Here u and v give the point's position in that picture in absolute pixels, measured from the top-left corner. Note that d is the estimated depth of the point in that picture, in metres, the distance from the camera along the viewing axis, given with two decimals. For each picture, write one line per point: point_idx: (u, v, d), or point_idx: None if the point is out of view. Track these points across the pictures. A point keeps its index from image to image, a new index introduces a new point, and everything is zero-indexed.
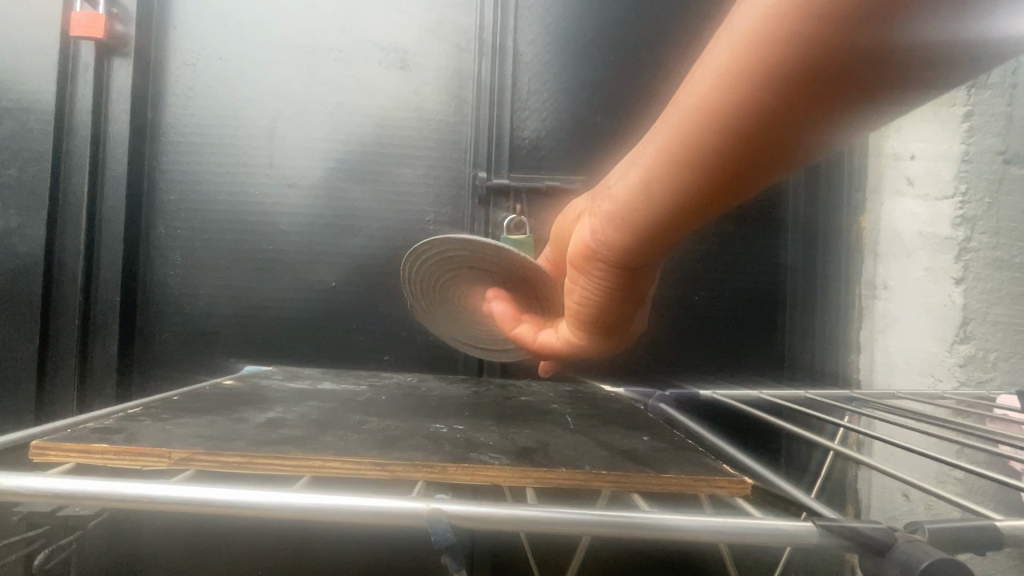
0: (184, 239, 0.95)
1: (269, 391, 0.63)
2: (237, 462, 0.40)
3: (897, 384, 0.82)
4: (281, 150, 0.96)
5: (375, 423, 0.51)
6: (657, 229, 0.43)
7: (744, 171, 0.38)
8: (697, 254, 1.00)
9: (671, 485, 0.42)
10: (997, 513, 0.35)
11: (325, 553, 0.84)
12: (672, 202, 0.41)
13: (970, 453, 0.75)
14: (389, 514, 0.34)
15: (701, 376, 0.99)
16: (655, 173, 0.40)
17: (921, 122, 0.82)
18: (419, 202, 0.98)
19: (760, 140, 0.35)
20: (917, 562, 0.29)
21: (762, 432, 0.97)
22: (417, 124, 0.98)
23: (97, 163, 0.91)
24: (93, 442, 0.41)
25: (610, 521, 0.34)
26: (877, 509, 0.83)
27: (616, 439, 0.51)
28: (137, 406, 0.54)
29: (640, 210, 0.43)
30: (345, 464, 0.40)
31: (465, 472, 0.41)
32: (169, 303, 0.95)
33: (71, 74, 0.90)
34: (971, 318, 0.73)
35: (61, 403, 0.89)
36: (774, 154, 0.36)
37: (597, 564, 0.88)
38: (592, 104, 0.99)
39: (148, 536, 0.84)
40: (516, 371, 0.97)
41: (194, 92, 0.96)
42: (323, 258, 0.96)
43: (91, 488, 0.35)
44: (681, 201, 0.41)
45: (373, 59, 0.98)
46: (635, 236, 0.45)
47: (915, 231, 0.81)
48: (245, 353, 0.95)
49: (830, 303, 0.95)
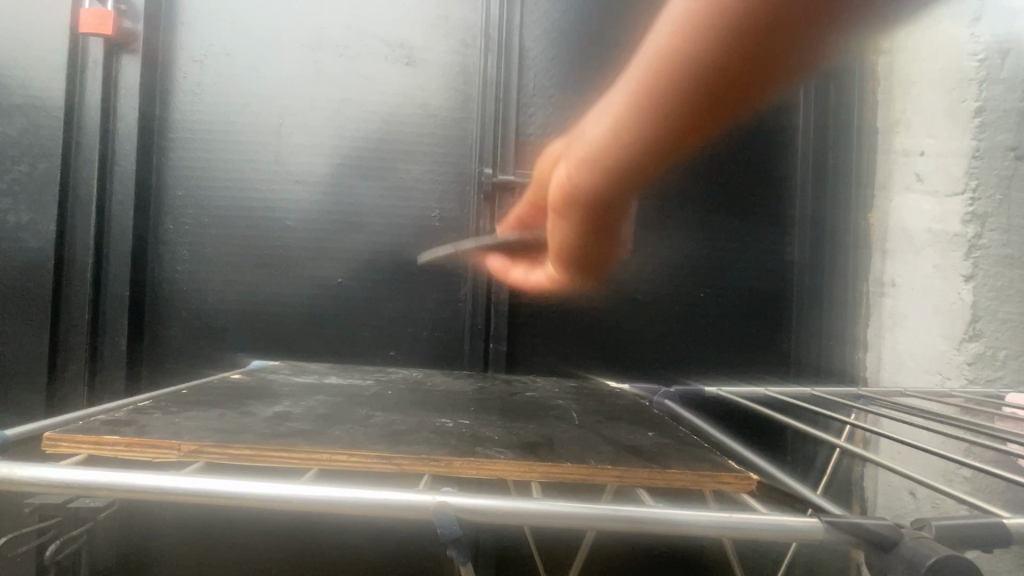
0: (192, 235, 0.96)
1: (277, 385, 0.63)
2: (245, 455, 0.41)
3: (904, 382, 0.82)
4: (288, 146, 0.97)
5: (381, 417, 0.51)
6: (635, 163, 0.46)
7: (716, 109, 0.39)
8: (704, 250, 1.00)
9: (677, 481, 0.42)
10: (1006, 511, 0.35)
11: (332, 546, 0.85)
12: (651, 136, 0.43)
13: (978, 451, 0.74)
14: (397, 508, 0.35)
15: (705, 373, 0.99)
16: (634, 106, 0.42)
17: (930, 117, 0.81)
18: (425, 198, 0.98)
19: (733, 78, 0.37)
20: (923, 559, 0.30)
21: (767, 429, 0.96)
22: (423, 120, 0.98)
23: (106, 159, 0.92)
24: (105, 434, 0.42)
25: (616, 515, 0.35)
26: (884, 507, 0.82)
27: (621, 434, 0.51)
28: (147, 399, 0.54)
29: (623, 143, 0.45)
30: (352, 457, 0.41)
31: (471, 465, 0.41)
32: (177, 298, 0.95)
33: (80, 70, 0.90)
34: (981, 316, 0.72)
35: (71, 397, 0.90)
36: (748, 96, 0.38)
37: (603, 559, 0.89)
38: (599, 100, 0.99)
39: (158, 528, 0.85)
40: (522, 367, 0.97)
41: (201, 88, 0.97)
42: (330, 253, 0.97)
43: (103, 478, 0.35)
44: (658, 136, 0.43)
45: (379, 55, 0.98)
46: (613, 175, 0.48)
47: (925, 228, 0.81)
48: (253, 348, 0.95)
49: (838, 299, 0.94)
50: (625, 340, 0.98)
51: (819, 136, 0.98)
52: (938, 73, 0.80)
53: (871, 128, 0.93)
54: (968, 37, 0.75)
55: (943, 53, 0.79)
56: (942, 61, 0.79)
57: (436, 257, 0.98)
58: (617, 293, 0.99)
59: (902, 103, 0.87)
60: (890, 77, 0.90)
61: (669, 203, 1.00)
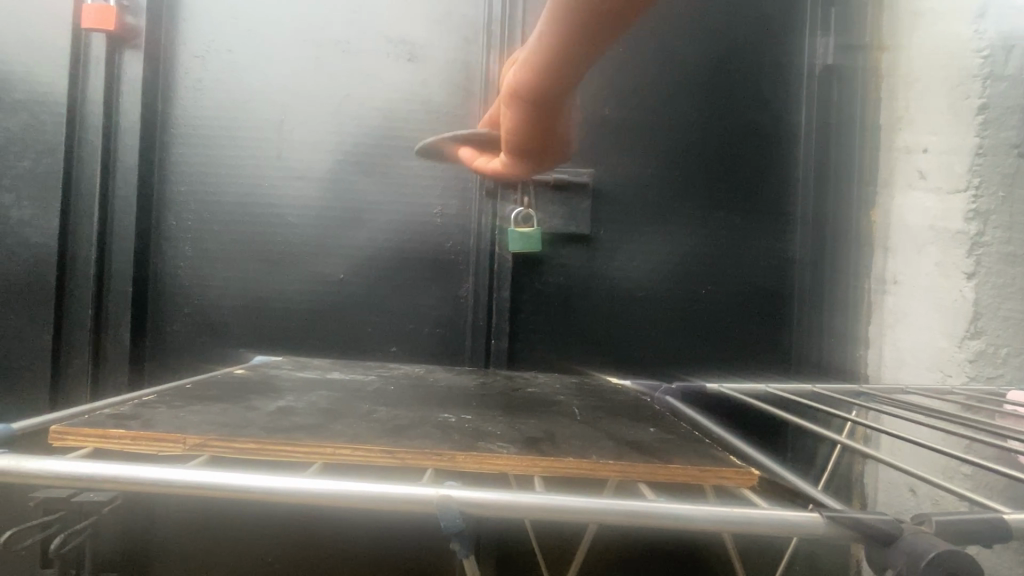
0: (194, 231, 0.96)
1: (281, 380, 0.64)
2: (250, 448, 0.41)
3: (906, 379, 0.82)
4: (290, 142, 0.97)
5: (384, 412, 0.52)
6: (567, 56, 0.48)
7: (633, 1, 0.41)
8: (704, 247, 1.00)
9: (678, 476, 0.42)
10: (1006, 507, 0.35)
11: (335, 541, 0.85)
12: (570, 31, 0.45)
13: (978, 448, 0.75)
14: (401, 501, 0.35)
15: (706, 370, 0.99)
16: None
17: (932, 115, 0.81)
18: (427, 194, 0.98)
19: None
20: (923, 554, 0.30)
21: (768, 425, 0.97)
22: (425, 116, 0.98)
23: (109, 154, 0.92)
24: (110, 427, 0.42)
25: (618, 509, 0.35)
26: (884, 503, 0.83)
27: (622, 430, 0.51)
28: (151, 393, 0.55)
29: (549, 38, 0.47)
30: (355, 452, 0.41)
31: (474, 460, 0.41)
32: (180, 293, 0.96)
33: (82, 66, 0.90)
34: (981, 314, 0.72)
35: (75, 391, 0.90)
36: None
37: (603, 555, 0.89)
38: (601, 96, 0.99)
39: (162, 522, 0.86)
40: (523, 363, 0.97)
41: (203, 84, 0.97)
42: (331, 249, 0.97)
43: (110, 471, 0.35)
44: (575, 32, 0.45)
45: (381, 50, 0.97)
46: (547, 74, 0.51)
47: (927, 225, 0.80)
48: (255, 343, 0.96)
49: (839, 297, 0.95)
50: (625, 336, 0.99)
51: (821, 133, 0.98)
52: (941, 69, 0.80)
53: (874, 124, 0.93)
54: (971, 34, 0.75)
55: (947, 50, 0.79)
56: (946, 58, 0.79)
57: (438, 253, 0.98)
58: (619, 289, 0.99)
59: (905, 100, 0.86)
60: (893, 74, 0.90)
61: (670, 199, 1.00)
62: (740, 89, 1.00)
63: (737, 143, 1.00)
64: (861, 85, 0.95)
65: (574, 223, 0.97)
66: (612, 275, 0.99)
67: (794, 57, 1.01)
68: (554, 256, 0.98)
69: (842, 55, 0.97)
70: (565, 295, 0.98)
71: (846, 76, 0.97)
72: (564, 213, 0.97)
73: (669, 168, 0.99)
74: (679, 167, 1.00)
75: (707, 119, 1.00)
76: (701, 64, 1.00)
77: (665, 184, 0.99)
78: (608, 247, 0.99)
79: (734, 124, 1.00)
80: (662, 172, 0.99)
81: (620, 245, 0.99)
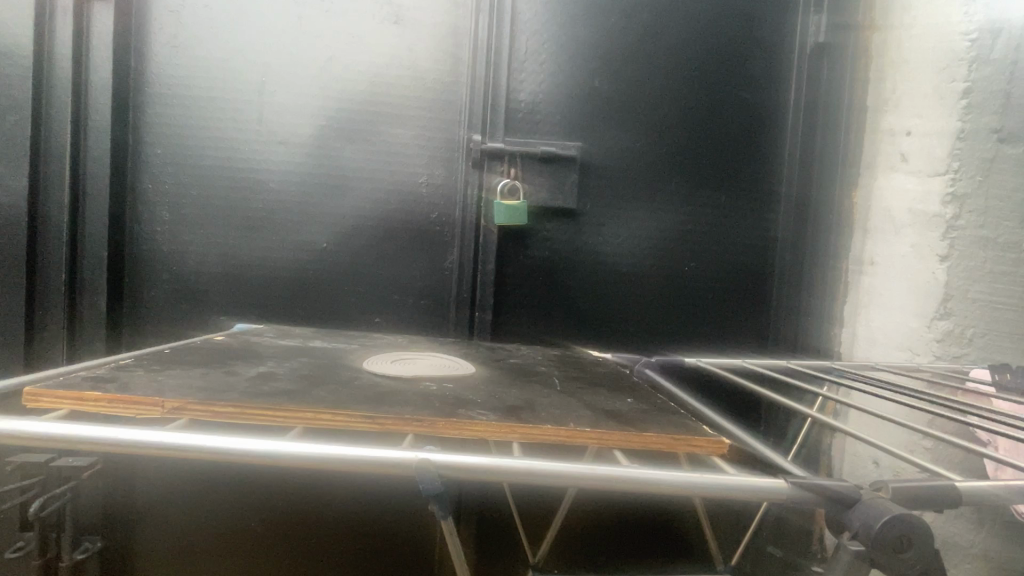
0: (172, 194, 0.94)
1: (260, 347, 0.64)
2: (229, 413, 0.41)
3: (876, 357, 0.84)
4: (271, 105, 0.94)
5: (366, 379, 0.52)
6: None
7: None
8: (692, 221, 1.00)
9: (653, 444, 0.43)
10: (960, 475, 0.37)
11: (318, 506, 0.87)
12: None
13: (939, 423, 0.78)
14: (380, 464, 0.35)
15: (684, 343, 1.01)
16: None
17: (918, 95, 0.81)
18: (411, 163, 0.96)
19: None
20: (877, 517, 0.32)
21: (741, 399, 1.00)
22: (411, 82, 0.96)
23: (80, 112, 0.88)
24: (87, 390, 0.42)
25: (596, 473, 0.36)
26: (847, 473, 0.87)
27: (600, 400, 0.52)
28: (129, 356, 0.54)
29: None
30: (337, 416, 0.41)
31: (454, 426, 0.42)
32: (157, 259, 0.94)
33: (48, 17, 0.85)
34: (952, 295, 0.74)
35: (51, 355, 0.89)
36: None
37: (580, 520, 0.92)
38: (590, 67, 0.97)
39: (142, 486, 0.86)
40: (505, 336, 0.98)
41: (178, 41, 0.92)
42: (314, 217, 0.95)
43: (86, 433, 0.35)
44: None
45: (367, 12, 0.94)
46: None
47: (906, 209, 0.81)
48: (235, 312, 0.95)
49: (817, 277, 0.97)
50: (608, 310, 1.00)
51: (809, 112, 0.98)
52: (931, 52, 0.80)
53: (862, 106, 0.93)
54: (962, 16, 0.76)
55: (938, 31, 0.79)
56: (936, 42, 0.79)
57: (424, 224, 0.97)
58: (604, 263, 0.99)
59: (892, 81, 0.87)
60: (884, 53, 0.90)
61: (659, 175, 1.00)
62: (732, 65, 0.99)
63: (726, 120, 1.00)
64: (851, 63, 0.95)
65: (560, 196, 0.96)
66: (598, 249, 0.99)
67: (787, 32, 0.99)
68: (540, 229, 0.98)
69: (833, 33, 0.96)
70: (551, 269, 0.98)
71: (835, 54, 0.96)
72: (551, 186, 0.96)
73: (659, 143, 0.99)
74: (670, 143, 0.99)
75: (698, 94, 0.99)
76: (694, 38, 0.99)
77: (654, 158, 0.99)
78: (594, 221, 0.99)
79: (724, 100, 0.99)
80: (653, 147, 0.99)
81: (607, 220, 0.99)
